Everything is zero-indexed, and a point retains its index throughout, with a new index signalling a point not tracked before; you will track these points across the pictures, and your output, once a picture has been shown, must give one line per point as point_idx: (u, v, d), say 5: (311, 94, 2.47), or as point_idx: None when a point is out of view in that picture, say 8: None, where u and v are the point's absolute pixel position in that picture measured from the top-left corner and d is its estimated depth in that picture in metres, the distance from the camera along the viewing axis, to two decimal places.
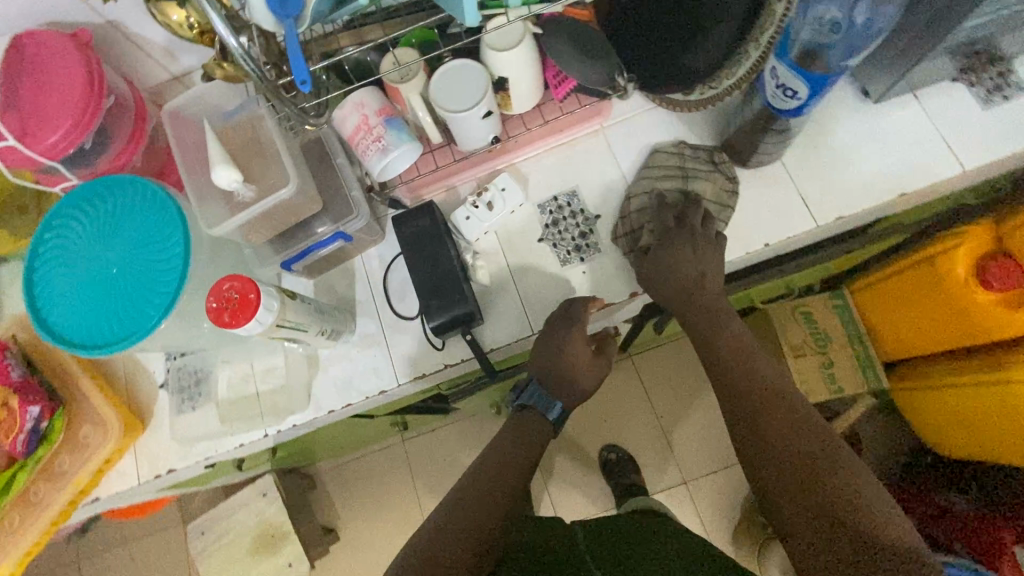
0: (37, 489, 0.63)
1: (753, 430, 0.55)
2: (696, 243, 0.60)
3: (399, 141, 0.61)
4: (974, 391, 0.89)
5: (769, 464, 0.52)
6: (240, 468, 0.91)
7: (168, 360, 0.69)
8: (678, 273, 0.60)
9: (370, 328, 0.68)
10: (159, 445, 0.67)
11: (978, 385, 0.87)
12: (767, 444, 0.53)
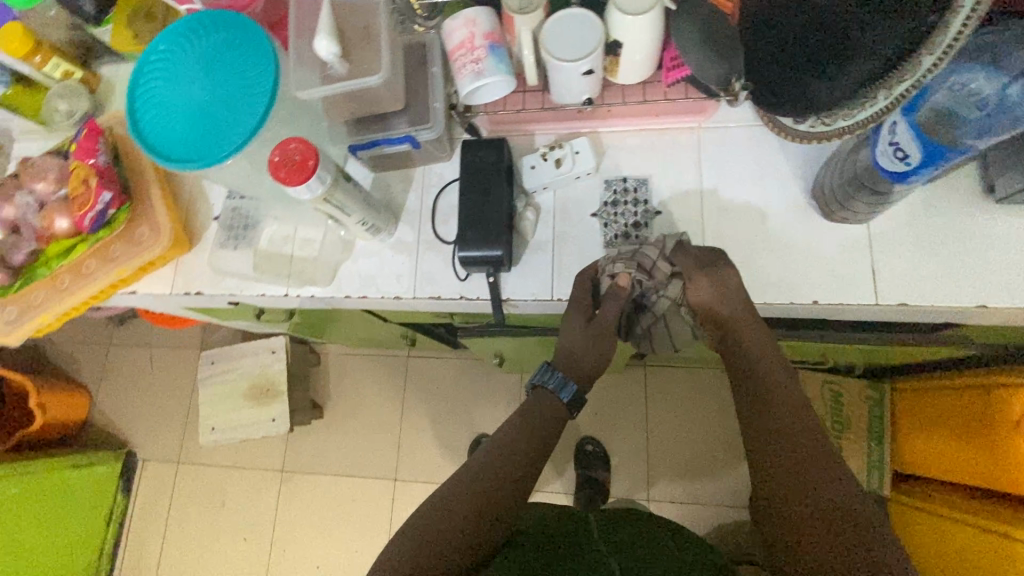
0: (89, 264, 0.71)
1: (765, 448, 0.58)
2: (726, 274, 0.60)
3: (496, 69, 0.61)
4: (974, 534, 0.82)
5: (774, 482, 0.56)
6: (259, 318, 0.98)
7: (227, 198, 0.74)
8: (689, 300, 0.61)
9: (407, 237, 0.70)
10: (198, 267, 0.74)
11: (982, 530, 0.80)
12: (776, 466, 0.57)
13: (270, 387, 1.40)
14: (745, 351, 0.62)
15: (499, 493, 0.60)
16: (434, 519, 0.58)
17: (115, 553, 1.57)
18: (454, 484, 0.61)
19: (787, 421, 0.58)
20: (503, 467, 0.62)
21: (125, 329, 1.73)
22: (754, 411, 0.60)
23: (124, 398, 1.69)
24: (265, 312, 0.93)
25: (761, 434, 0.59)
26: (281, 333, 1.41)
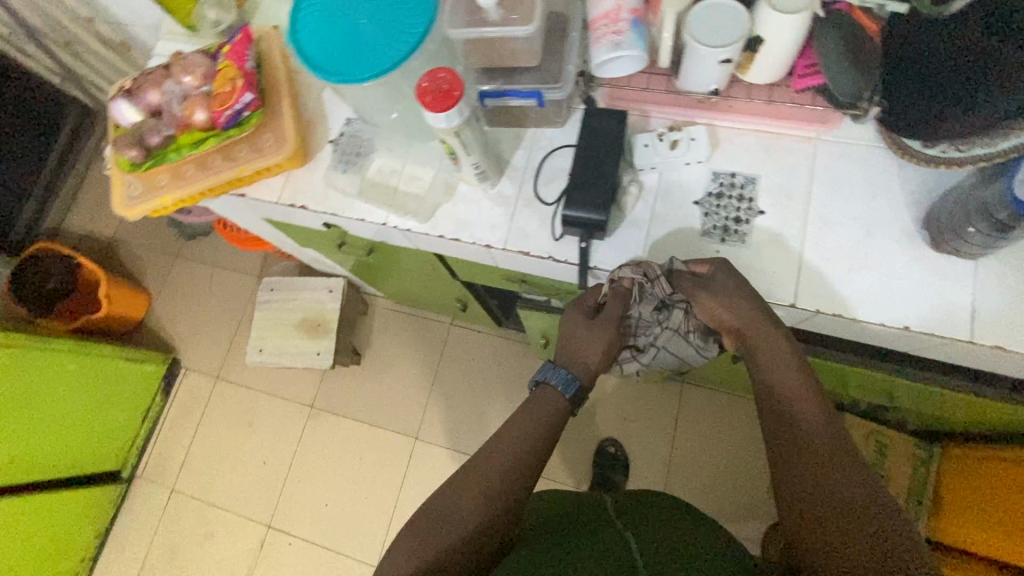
0: (214, 158, 0.76)
1: (783, 453, 0.58)
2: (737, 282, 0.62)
3: (633, 44, 0.63)
4: None
5: (797, 486, 0.55)
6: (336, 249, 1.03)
7: (346, 124, 0.79)
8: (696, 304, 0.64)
9: (508, 190, 0.72)
10: (307, 183, 0.78)
11: None
12: (795, 470, 0.56)
13: (321, 322, 1.45)
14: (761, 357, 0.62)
15: (507, 487, 0.64)
16: (441, 511, 0.63)
17: (144, 449, 1.65)
18: (461, 478, 0.65)
19: (805, 424, 0.58)
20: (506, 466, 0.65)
21: (195, 244, 1.83)
22: (772, 417, 0.60)
23: (179, 309, 1.77)
24: (346, 242, 0.97)
25: (781, 438, 0.58)
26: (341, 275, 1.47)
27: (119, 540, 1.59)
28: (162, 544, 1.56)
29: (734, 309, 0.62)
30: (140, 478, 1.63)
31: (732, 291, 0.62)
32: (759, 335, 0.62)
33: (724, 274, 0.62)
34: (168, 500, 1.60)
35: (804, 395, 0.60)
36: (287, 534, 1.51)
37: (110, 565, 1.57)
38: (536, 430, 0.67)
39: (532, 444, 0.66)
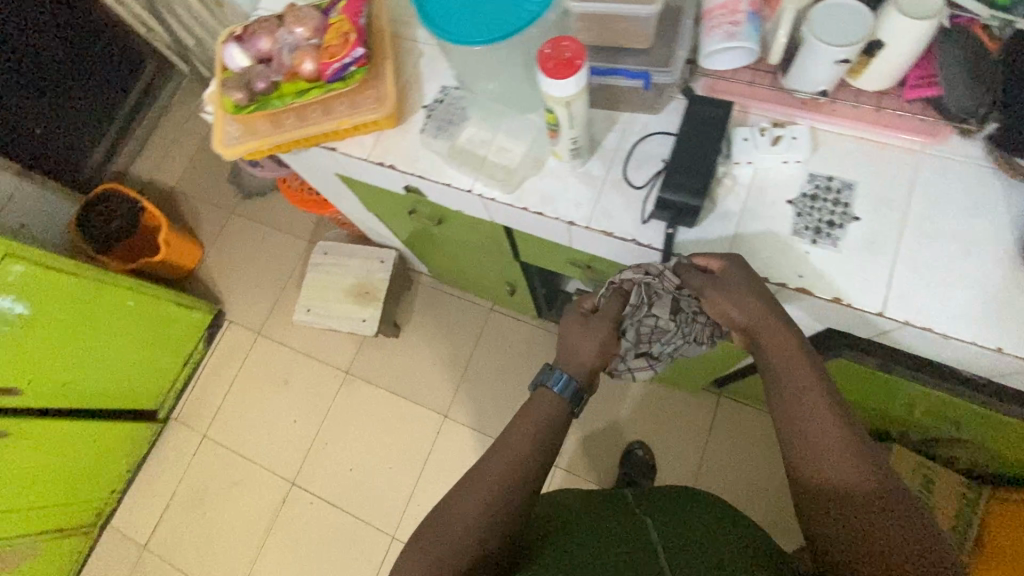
0: (314, 109, 0.79)
1: (798, 460, 0.60)
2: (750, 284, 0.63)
3: (748, 36, 0.63)
4: None
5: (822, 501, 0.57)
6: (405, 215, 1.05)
7: (441, 90, 0.80)
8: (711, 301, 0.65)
9: (596, 170, 0.73)
10: (398, 144, 0.80)
11: None
12: (812, 478, 0.59)
13: (370, 290, 1.48)
14: (772, 358, 0.63)
15: (512, 488, 0.64)
16: (447, 516, 0.63)
17: (180, 394, 1.69)
18: (467, 482, 0.65)
19: (820, 430, 0.59)
20: (508, 467, 0.65)
21: (251, 202, 1.87)
22: (784, 419, 0.61)
23: (228, 263, 1.82)
24: (417, 209, 0.99)
25: (795, 444, 0.60)
26: (393, 246, 1.50)
27: (149, 479, 1.63)
28: (190, 488, 1.60)
29: (743, 306, 0.63)
30: (174, 422, 1.68)
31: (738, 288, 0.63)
32: (770, 333, 0.63)
33: (730, 273, 0.63)
34: (199, 446, 1.64)
35: (820, 401, 0.60)
36: (310, 493, 1.54)
37: (137, 501, 1.61)
38: (536, 431, 0.68)
39: (531, 452, 0.66)
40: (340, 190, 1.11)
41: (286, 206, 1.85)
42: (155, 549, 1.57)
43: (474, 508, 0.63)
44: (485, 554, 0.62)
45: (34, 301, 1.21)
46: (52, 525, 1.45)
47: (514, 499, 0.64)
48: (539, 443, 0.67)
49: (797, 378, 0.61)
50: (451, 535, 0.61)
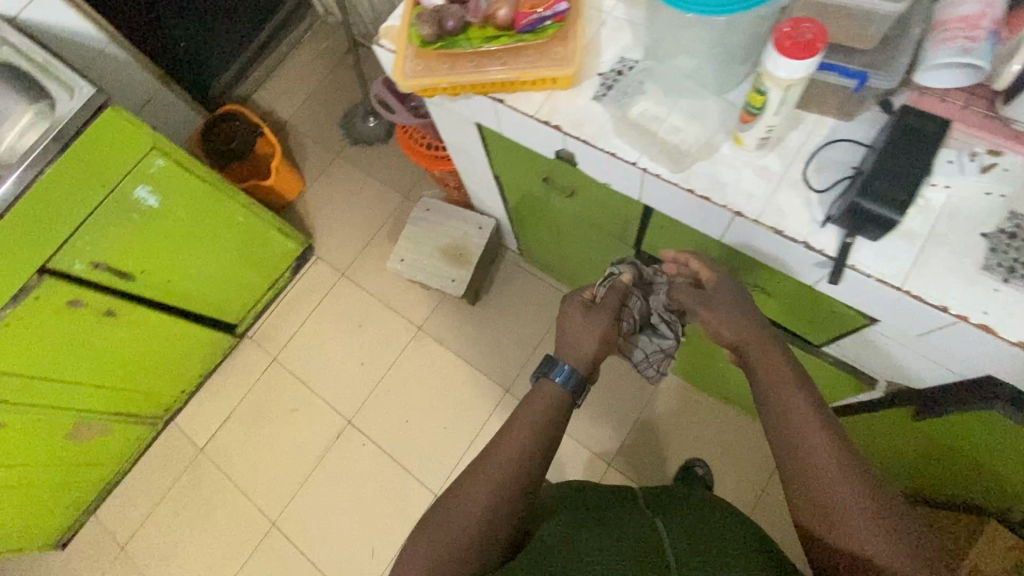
0: (499, 54, 0.79)
1: (800, 475, 0.66)
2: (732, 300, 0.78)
3: (982, 55, 0.61)
4: None
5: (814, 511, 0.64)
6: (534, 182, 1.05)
7: (619, 61, 0.80)
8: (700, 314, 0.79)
9: (773, 166, 0.71)
10: (567, 104, 0.80)
11: None
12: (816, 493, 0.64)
13: (463, 253, 1.51)
14: (764, 377, 0.72)
15: (514, 475, 0.76)
16: (458, 500, 0.74)
17: (259, 314, 1.75)
18: (473, 474, 0.77)
19: (816, 452, 0.65)
20: (509, 458, 0.77)
21: (357, 147, 1.92)
22: (783, 436, 0.68)
23: (323, 201, 1.87)
24: (551, 176, 0.99)
25: (794, 466, 0.66)
26: (493, 215, 1.51)
27: (216, 387, 1.70)
28: (252, 404, 1.67)
29: (732, 324, 0.76)
30: (248, 339, 1.74)
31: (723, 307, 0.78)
32: (752, 351, 0.75)
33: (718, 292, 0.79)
34: (267, 367, 1.70)
35: (806, 419, 0.67)
36: (364, 434, 1.59)
37: (202, 406, 1.68)
38: (533, 427, 0.80)
39: (526, 446, 0.78)
40: (472, 144, 1.12)
41: (390, 158, 1.89)
42: (210, 453, 1.63)
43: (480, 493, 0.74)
44: (492, 532, 0.73)
45: (168, 195, 1.27)
46: (128, 409, 1.53)
47: (514, 487, 0.75)
48: (536, 438, 0.79)
49: (789, 396, 0.69)
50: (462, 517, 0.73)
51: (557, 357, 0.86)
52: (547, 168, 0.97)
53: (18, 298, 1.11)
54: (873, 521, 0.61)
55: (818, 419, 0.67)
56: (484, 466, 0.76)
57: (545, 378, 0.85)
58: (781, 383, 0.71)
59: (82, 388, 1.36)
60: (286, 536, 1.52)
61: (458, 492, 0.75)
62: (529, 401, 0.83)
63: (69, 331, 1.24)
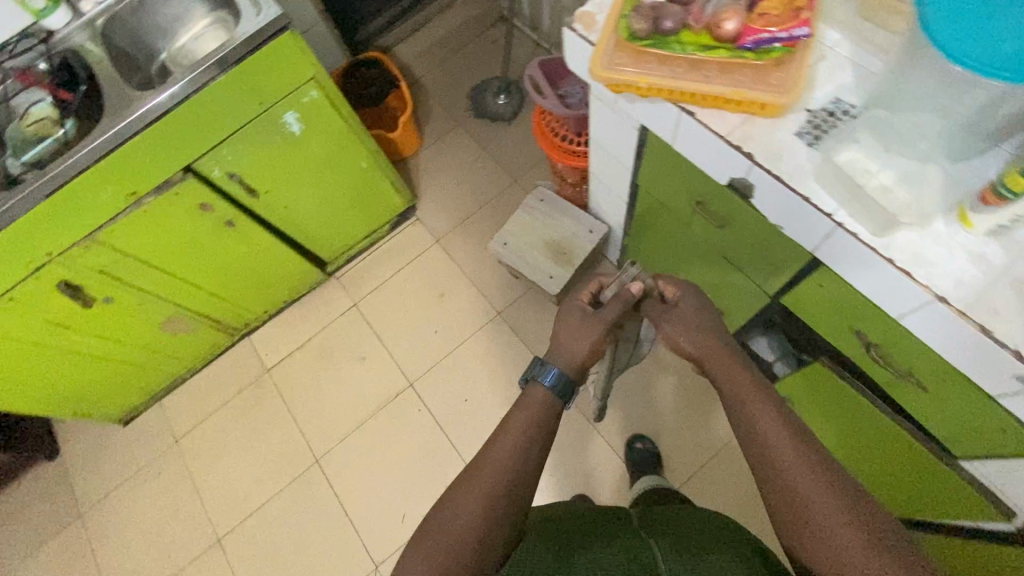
0: (710, 67, 0.74)
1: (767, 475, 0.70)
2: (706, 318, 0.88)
3: None
4: None
5: (785, 508, 0.67)
6: (682, 201, 1.01)
7: (835, 102, 0.75)
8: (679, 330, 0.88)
9: (992, 255, 0.64)
10: (764, 134, 0.75)
11: None
12: (782, 493, 0.68)
13: (567, 252, 1.48)
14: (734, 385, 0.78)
15: (510, 483, 0.76)
16: (452, 507, 0.73)
17: (349, 258, 1.79)
18: (466, 481, 0.76)
19: (780, 449, 0.70)
20: (507, 470, 0.76)
21: (481, 121, 1.92)
22: (751, 439, 0.73)
23: (435, 164, 1.88)
24: (705, 201, 0.94)
25: (764, 463, 0.70)
26: (607, 222, 1.48)
27: (294, 315, 1.75)
28: (324, 341, 1.71)
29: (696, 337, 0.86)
30: (334, 279, 1.78)
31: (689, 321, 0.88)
32: (722, 359, 0.82)
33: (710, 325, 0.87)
34: (346, 310, 1.74)
35: (771, 421, 0.72)
36: (421, 400, 1.60)
37: (278, 330, 1.74)
38: (526, 436, 0.80)
39: (520, 456, 0.78)
40: (622, 148, 1.07)
41: (511, 139, 1.88)
42: (276, 377, 1.68)
43: (472, 501, 0.73)
44: (486, 540, 0.72)
45: (309, 126, 1.30)
46: (217, 317, 1.59)
47: (508, 498, 0.75)
48: (532, 448, 0.79)
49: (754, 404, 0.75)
50: (456, 522, 0.72)
51: (545, 361, 0.88)
52: (705, 191, 0.92)
53: (160, 189, 1.17)
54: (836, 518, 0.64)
55: (779, 423, 0.72)
56: (475, 476, 0.76)
57: (533, 380, 0.86)
58: (753, 394, 0.76)
59: (187, 288, 1.42)
60: (325, 475, 1.56)
61: (452, 505, 0.74)
62: (520, 405, 0.84)
63: (192, 233, 1.29)
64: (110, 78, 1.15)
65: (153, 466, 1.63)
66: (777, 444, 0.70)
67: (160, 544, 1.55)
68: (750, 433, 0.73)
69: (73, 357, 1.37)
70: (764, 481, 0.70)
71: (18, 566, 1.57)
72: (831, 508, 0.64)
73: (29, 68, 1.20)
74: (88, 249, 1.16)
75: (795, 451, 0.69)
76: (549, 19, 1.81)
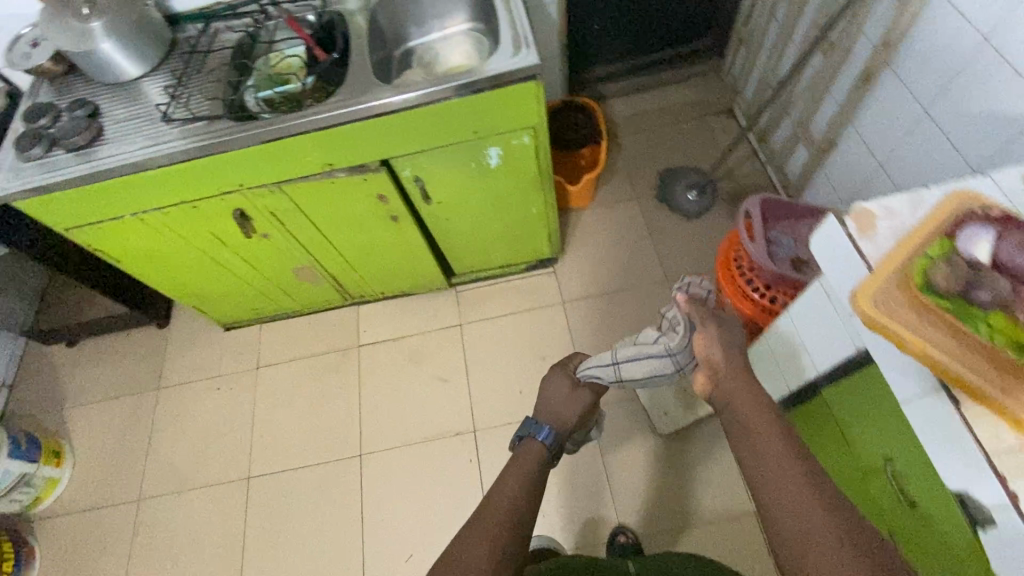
0: (1002, 365, 0.60)
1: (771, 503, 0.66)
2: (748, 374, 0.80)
3: None
4: None
5: (775, 518, 0.65)
6: (869, 435, 0.86)
7: None
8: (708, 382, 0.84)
9: None
10: None
11: None
12: (783, 511, 0.64)
13: (667, 412, 1.50)
14: (738, 402, 0.77)
15: (507, 522, 0.80)
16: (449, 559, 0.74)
17: (474, 279, 1.77)
18: (464, 531, 0.78)
19: (771, 456, 0.69)
20: (500, 513, 0.81)
21: (662, 206, 1.81)
22: (746, 453, 0.71)
23: (595, 227, 1.81)
24: (902, 459, 0.80)
25: (755, 472, 0.69)
26: None
27: (403, 307, 1.78)
28: (418, 344, 1.71)
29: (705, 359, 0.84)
30: (454, 292, 1.78)
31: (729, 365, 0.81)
32: (736, 382, 0.79)
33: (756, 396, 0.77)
34: (450, 326, 1.73)
35: (762, 426, 0.72)
36: (476, 450, 1.54)
37: (383, 313, 1.77)
38: (522, 476, 0.90)
39: (512, 495, 0.85)
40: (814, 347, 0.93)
41: (683, 237, 1.75)
42: (362, 356, 1.71)
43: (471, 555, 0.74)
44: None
45: (506, 163, 1.27)
46: (341, 282, 1.64)
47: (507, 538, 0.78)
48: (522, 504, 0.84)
49: (755, 419, 0.73)
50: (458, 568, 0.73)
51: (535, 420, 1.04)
52: (911, 453, 0.77)
53: (354, 169, 1.19)
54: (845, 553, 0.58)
55: (768, 423, 0.72)
56: (470, 529, 0.78)
57: (528, 438, 1.02)
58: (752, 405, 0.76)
59: (330, 251, 1.47)
60: (361, 471, 1.55)
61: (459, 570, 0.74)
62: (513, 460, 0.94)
63: (358, 211, 1.32)
64: (361, 53, 1.20)
65: (230, 380, 1.73)
66: (769, 452, 0.69)
67: (202, 452, 1.63)
68: (744, 442, 0.73)
69: (216, 267, 1.47)
70: (756, 492, 0.68)
71: (95, 406, 1.75)
72: (821, 516, 0.62)
73: (298, 17, 1.28)
74: (272, 193, 1.22)
75: (785, 456, 0.68)
76: (784, 139, 1.65)
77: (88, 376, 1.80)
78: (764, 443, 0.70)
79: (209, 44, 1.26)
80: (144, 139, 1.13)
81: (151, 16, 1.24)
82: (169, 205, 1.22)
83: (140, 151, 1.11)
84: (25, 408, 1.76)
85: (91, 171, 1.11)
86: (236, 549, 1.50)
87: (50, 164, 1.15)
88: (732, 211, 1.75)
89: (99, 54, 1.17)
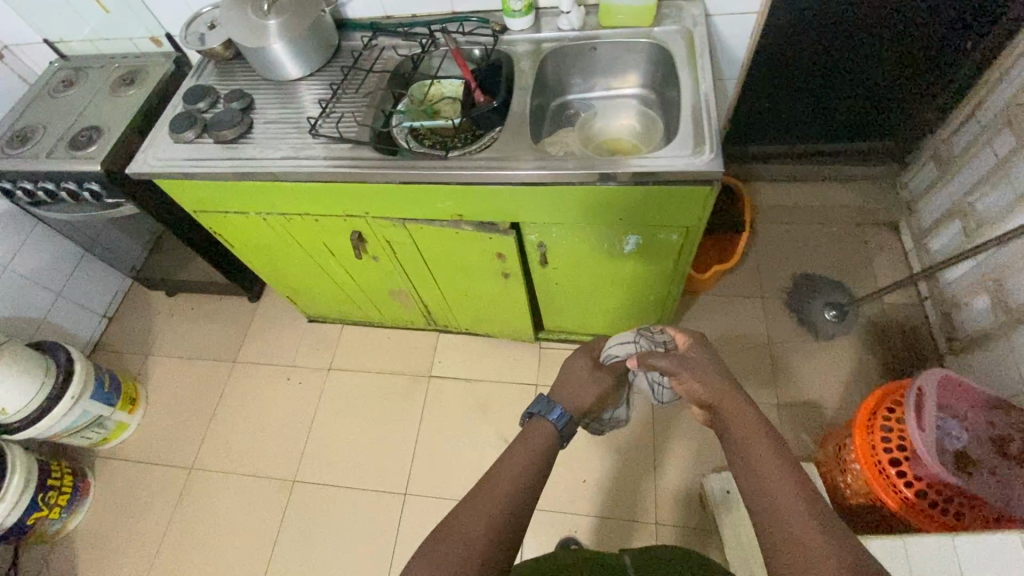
0: None
1: (755, 488, 0.69)
2: (748, 403, 0.79)
3: None
4: None
5: (771, 540, 0.64)
6: None
7: None
8: (721, 403, 0.81)
9: None
10: None
11: None
12: (781, 536, 0.63)
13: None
14: (736, 423, 0.77)
15: (519, 502, 0.76)
16: (447, 535, 0.71)
17: (562, 339, 1.66)
18: (467, 504, 0.75)
19: (769, 477, 0.69)
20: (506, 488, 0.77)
21: (788, 317, 1.61)
22: (744, 478, 0.71)
23: (707, 319, 1.64)
24: None
25: (753, 495, 0.69)
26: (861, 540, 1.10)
27: (485, 348, 1.70)
28: (490, 393, 1.63)
29: (710, 380, 0.83)
30: (539, 346, 1.68)
31: (729, 391, 0.81)
32: (735, 407, 0.79)
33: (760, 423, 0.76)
34: (526, 383, 1.63)
35: (758, 446, 0.72)
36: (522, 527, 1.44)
37: (462, 347, 1.71)
38: (535, 450, 0.85)
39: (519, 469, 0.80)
40: None
41: (806, 359, 1.54)
42: (431, 388, 1.66)
43: (473, 529, 0.71)
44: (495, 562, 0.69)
45: (640, 254, 1.16)
46: (431, 311, 1.58)
47: (513, 522, 0.74)
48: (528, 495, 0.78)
49: (755, 442, 0.73)
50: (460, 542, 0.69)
51: (543, 396, 0.93)
52: None
53: (482, 226, 1.12)
54: (815, 537, 0.61)
55: (764, 444, 0.72)
56: (471, 499, 0.76)
57: (538, 416, 0.90)
58: (748, 428, 0.75)
59: (432, 286, 1.41)
60: (399, 510, 1.50)
61: (485, 493, 0.76)
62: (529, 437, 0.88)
63: (472, 262, 1.25)
64: (522, 106, 1.12)
65: (301, 373, 1.73)
66: (761, 475, 0.69)
67: (257, 438, 1.65)
68: (741, 468, 0.72)
69: (319, 272, 1.46)
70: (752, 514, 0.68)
71: (175, 360, 1.81)
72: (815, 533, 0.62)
73: (464, 49, 1.22)
74: (394, 227, 1.18)
75: (776, 476, 0.68)
76: (962, 285, 1.41)
77: (176, 330, 1.87)
78: (755, 466, 0.71)
79: (371, 60, 1.23)
80: (288, 148, 1.11)
81: (325, 22, 1.22)
82: (294, 215, 1.20)
83: (282, 161, 1.08)
84: (117, 345, 1.85)
85: (230, 170, 1.09)
86: (264, 553, 1.48)
87: (198, 150, 1.15)
88: (872, 345, 1.53)
89: (268, 52, 1.16)
